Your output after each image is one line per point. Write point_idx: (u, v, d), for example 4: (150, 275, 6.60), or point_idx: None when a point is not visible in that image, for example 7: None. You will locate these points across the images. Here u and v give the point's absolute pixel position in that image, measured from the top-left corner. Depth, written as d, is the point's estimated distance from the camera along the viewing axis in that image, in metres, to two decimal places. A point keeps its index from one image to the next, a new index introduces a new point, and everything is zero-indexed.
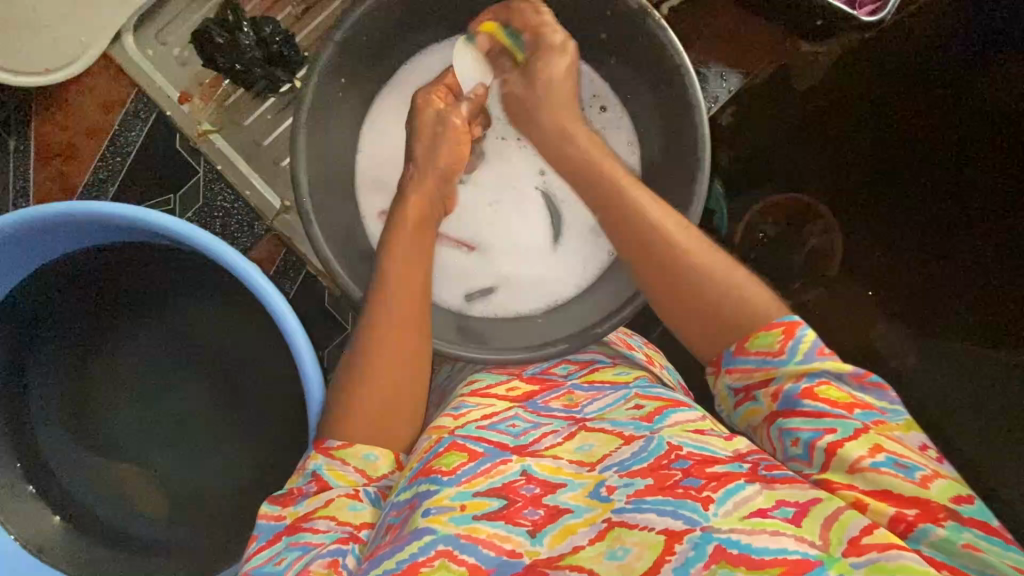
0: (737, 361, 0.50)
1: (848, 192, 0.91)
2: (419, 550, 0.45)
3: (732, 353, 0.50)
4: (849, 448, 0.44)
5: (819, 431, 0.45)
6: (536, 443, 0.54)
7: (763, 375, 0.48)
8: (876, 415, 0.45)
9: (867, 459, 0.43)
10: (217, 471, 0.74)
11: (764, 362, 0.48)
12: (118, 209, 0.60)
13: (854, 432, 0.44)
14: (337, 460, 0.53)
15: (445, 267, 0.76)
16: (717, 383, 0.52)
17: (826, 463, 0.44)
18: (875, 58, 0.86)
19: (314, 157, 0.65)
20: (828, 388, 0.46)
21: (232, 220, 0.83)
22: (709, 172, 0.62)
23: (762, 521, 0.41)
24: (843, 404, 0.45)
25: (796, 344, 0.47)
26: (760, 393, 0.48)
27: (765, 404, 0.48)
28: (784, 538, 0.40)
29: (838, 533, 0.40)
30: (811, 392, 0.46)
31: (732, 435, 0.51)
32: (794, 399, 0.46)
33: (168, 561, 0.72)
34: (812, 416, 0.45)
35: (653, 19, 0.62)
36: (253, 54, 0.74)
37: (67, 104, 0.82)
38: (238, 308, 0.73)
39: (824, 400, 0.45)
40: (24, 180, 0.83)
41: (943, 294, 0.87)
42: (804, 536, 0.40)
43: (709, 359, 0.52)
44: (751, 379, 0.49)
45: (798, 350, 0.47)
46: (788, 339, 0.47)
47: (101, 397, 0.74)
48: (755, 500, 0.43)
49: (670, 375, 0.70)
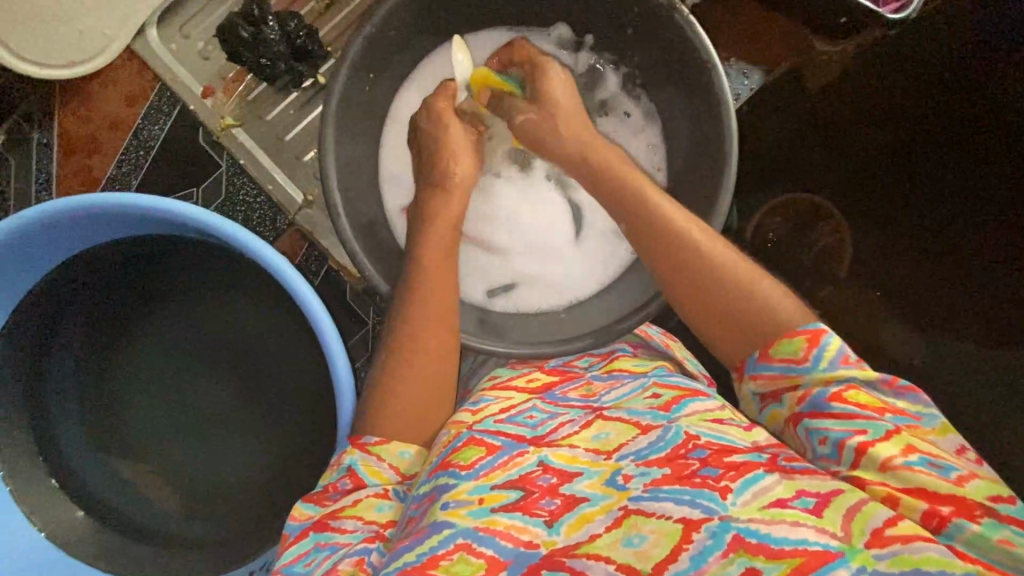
0: (762, 367, 0.50)
1: (863, 189, 0.90)
2: (439, 543, 0.45)
3: (756, 360, 0.50)
4: (879, 447, 0.43)
5: (849, 431, 0.45)
6: (553, 434, 0.54)
7: (790, 382, 0.48)
8: (908, 420, 0.45)
9: (899, 458, 0.43)
10: (239, 464, 0.75)
11: (788, 369, 0.48)
12: (144, 200, 0.60)
13: (886, 432, 0.44)
14: (372, 456, 0.53)
15: (468, 262, 0.76)
16: (741, 389, 0.52)
17: (856, 461, 0.44)
18: (895, 53, 0.84)
19: (341, 150, 0.65)
20: (856, 393, 0.46)
21: (254, 214, 0.83)
22: (736, 167, 0.62)
23: (780, 512, 0.41)
24: (872, 408, 0.45)
25: (820, 351, 0.47)
26: (786, 397, 0.48)
27: (789, 406, 0.48)
28: (804, 529, 0.40)
29: (860, 523, 0.40)
30: (841, 395, 0.46)
31: (752, 425, 0.51)
32: (822, 402, 0.46)
33: (189, 553, 0.72)
34: (843, 417, 0.45)
35: (682, 14, 0.62)
36: (279, 49, 0.74)
37: (90, 97, 0.82)
38: (260, 301, 0.73)
39: (854, 404, 0.45)
40: (45, 172, 0.83)
41: (946, 295, 0.88)
42: (826, 527, 0.40)
43: (734, 364, 0.53)
44: (777, 386, 0.49)
45: (823, 358, 0.47)
46: (813, 347, 0.47)
47: (124, 389, 0.74)
48: (774, 490, 0.43)
49: (693, 364, 0.70)
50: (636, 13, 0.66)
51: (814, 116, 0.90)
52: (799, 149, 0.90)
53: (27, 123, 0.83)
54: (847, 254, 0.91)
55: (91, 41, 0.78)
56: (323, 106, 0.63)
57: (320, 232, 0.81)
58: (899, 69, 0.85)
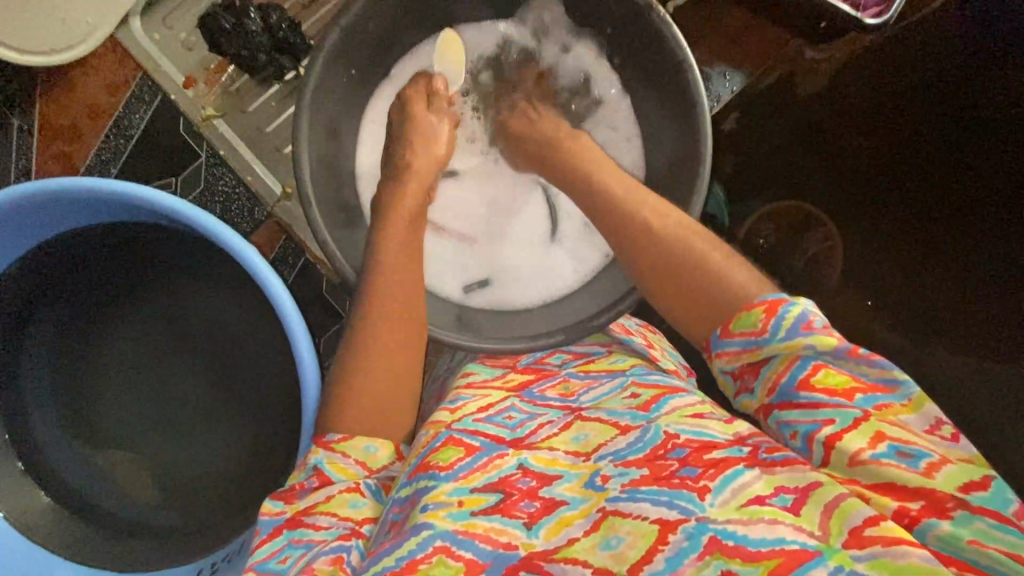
0: (724, 344, 0.48)
1: (850, 197, 0.90)
2: (416, 547, 0.44)
3: (719, 336, 0.49)
4: (848, 440, 0.43)
5: (817, 423, 0.44)
6: (533, 436, 0.54)
7: (750, 357, 0.47)
8: (879, 400, 0.44)
9: (867, 451, 0.42)
10: (211, 456, 0.74)
11: (749, 342, 0.47)
12: (112, 184, 0.60)
13: (854, 421, 0.43)
14: (337, 453, 0.53)
15: (444, 258, 0.76)
16: (711, 367, 0.51)
17: (826, 458, 0.44)
18: (885, 59, 0.86)
19: (316, 143, 0.65)
20: (824, 373, 0.45)
21: (232, 205, 0.83)
22: (711, 168, 0.62)
23: (759, 509, 0.42)
24: (841, 392, 0.44)
25: (779, 321, 0.45)
26: (755, 386, 0.48)
27: (759, 396, 0.48)
28: (783, 527, 0.40)
29: (838, 522, 0.40)
30: (808, 383, 0.45)
31: (732, 419, 0.51)
32: (792, 391, 0.46)
33: (157, 543, 0.71)
34: (809, 408, 0.45)
35: (658, 14, 0.62)
36: (260, 40, 0.74)
37: (72, 85, 0.83)
38: (236, 293, 0.73)
39: (821, 390, 0.44)
40: (27, 159, 0.84)
41: (936, 304, 0.88)
42: (802, 526, 0.40)
43: (700, 342, 0.51)
44: (740, 362, 0.48)
45: (781, 327, 0.45)
46: (771, 318, 0.46)
47: (95, 377, 0.74)
48: (753, 486, 0.43)
49: (668, 356, 0.71)
50: (615, 11, 0.66)
51: (805, 128, 0.90)
52: (785, 156, 0.91)
53: (8, 109, 0.83)
54: (840, 260, 0.90)
55: (72, 30, 0.77)
56: (297, 100, 0.63)
57: (298, 224, 0.81)
58: (890, 74, 0.86)
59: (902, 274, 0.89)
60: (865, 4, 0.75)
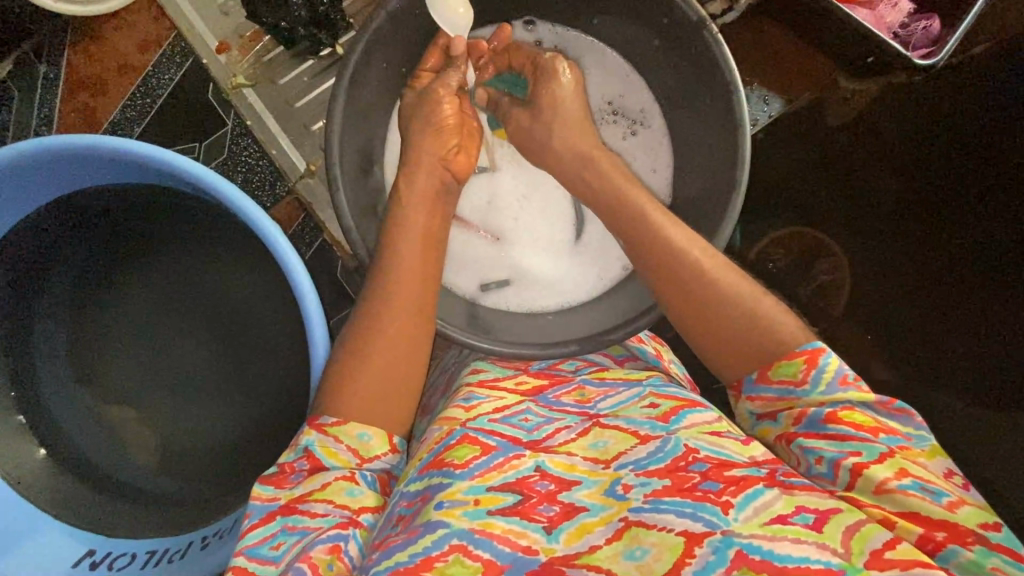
0: (759, 389, 0.50)
1: (868, 233, 0.89)
2: (432, 544, 0.44)
3: (754, 381, 0.51)
4: (874, 470, 0.43)
5: (844, 452, 0.45)
6: (550, 440, 0.53)
7: (786, 405, 0.49)
8: (900, 441, 0.45)
9: (893, 481, 0.43)
10: (209, 426, 0.74)
11: (787, 392, 0.49)
12: (149, 148, 0.58)
13: (880, 455, 0.44)
14: (329, 437, 0.52)
15: (465, 254, 0.75)
16: (738, 406, 0.53)
17: (852, 482, 0.44)
18: (909, 102, 0.86)
19: (349, 123, 0.64)
20: (851, 413, 0.46)
21: (255, 176, 0.84)
22: (745, 194, 0.61)
23: (782, 528, 0.41)
24: (867, 429, 0.45)
25: (819, 373, 0.48)
26: (782, 415, 0.49)
27: (784, 424, 0.49)
28: (806, 546, 0.39)
29: (859, 543, 0.39)
30: (835, 416, 0.46)
31: (748, 440, 0.50)
32: (819, 423, 0.47)
33: (149, 509, 0.71)
34: (836, 438, 0.46)
35: (710, 32, 0.60)
36: (300, 14, 0.71)
37: (103, 38, 0.81)
38: (250, 267, 0.72)
39: (848, 424, 0.46)
40: (49, 109, 0.82)
41: (948, 359, 0.87)
42: (826, 544, 0.40)
43: (731, 382, 0.53)
44: (774, 408, 0.50)
45: (821, 381, 0.48)
46: (811, 369, 0.48)
47: (97, 337, 0.73)
48: (774, 505, 0.42)
49: (676, 367, 0.71)
50: (665, 24, 0.65)
51: (825, 157, 0.89)
52: (809, 185, 0.90)
53: (36, 55, 0.82)
54: (845, 293, 0.90)
55: None
56: (335, 78, 0.62)
57: (319, 204, 0.80)
58: (915, 116, 0.86)
59: (908, 312, 0.88)
60: (914, 44, 0.75)
